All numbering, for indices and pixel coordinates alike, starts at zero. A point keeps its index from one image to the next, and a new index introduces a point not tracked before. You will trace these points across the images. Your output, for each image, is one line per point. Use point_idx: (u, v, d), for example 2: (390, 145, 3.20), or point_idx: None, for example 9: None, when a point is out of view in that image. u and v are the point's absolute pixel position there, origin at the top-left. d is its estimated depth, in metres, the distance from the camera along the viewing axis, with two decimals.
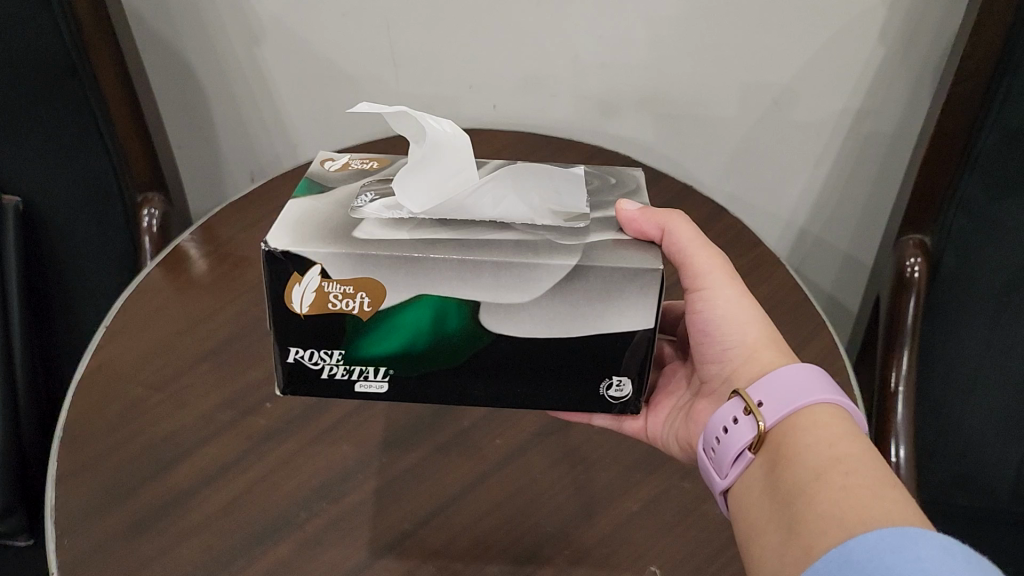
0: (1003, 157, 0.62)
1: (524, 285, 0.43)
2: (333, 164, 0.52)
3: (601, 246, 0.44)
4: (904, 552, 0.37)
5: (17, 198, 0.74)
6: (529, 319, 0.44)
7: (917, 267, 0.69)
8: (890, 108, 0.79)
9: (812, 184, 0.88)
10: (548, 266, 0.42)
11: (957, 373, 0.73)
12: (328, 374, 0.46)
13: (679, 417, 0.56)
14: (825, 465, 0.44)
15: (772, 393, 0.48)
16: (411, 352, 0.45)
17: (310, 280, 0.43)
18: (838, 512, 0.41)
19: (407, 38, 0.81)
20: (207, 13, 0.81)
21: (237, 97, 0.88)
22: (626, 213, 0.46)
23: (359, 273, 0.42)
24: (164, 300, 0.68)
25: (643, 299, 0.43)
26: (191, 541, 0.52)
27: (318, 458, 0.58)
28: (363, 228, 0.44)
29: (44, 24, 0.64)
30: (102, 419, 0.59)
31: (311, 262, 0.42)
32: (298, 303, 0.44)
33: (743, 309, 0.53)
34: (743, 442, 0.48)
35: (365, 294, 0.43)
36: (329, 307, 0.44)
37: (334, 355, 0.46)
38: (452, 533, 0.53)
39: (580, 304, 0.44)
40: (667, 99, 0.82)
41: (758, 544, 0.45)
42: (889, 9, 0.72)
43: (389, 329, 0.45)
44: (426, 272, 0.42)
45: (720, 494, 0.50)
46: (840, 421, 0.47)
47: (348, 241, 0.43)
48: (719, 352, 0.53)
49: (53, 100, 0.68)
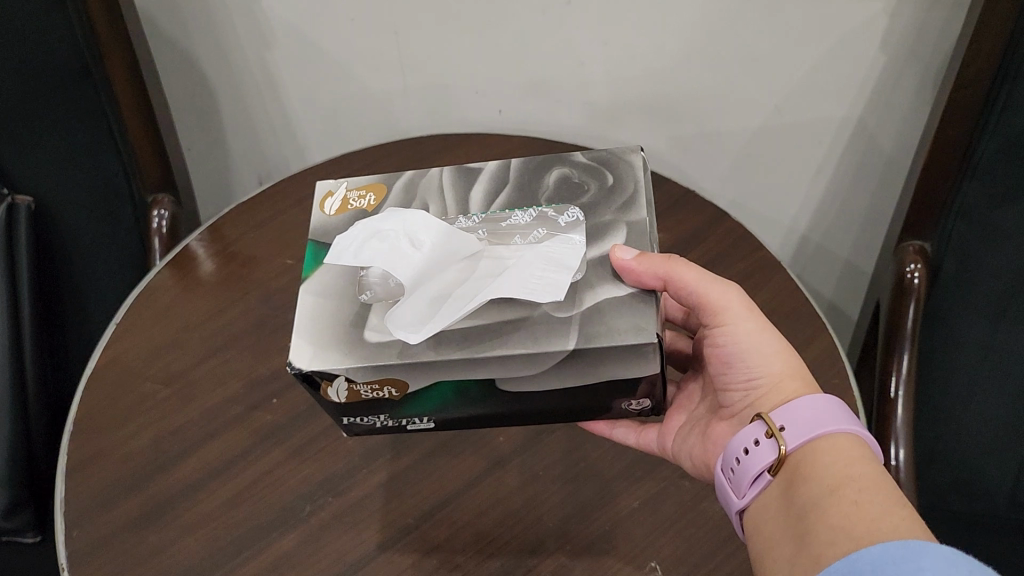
0: (1003, 163, 0.63)
1: (530, 365, 0.44)
2: (333, 201, 0.54)
3: (596, 313, 0.45)
4: (906, 563, 0.39)
5: (30, 198, 0.75)
6: (541, 381, 0.45)
7: (917, 274, 0.70)
8: (892, 116, 0.80)
9: (814, 191, 0.88)
10: (548, 353, 0.43)
11: (956, 377, 0.74)
12: (379, 424, 0.50)
13: (692, 433, 0.56)
14: (839, 481, 0.45)
15: (794, 418, 0.48)
16: (447, 406, 0.48)
17: (340, 383, 0.45)
18: (848, 526, 0.43)
19: (414, 43, 0.82)
20: (217, 16, 0.82)
21: (247, 100, 0.90)
22: (622, 262, 0.46)
23: (380, 375, 0.44)
24: (172, 298, 0.69)
25: (640, 362, 0.44)
26: (198, 533, 0.53)
27: (323, 452, 0.58)
28: (371, 329, 0.46)
29: (58, 25, 0.65)
30: (112, 413, 0.61)
31: (334, 375, 0.44)
32: (335, 395, 0.46)
33: (764, 337, 0.53)
34: (764, 463, 0.48)
35: (392, 386, 0.45)
36: (364, 396, 0.46)
37: (381, 416, 0.49)
38: (455, 528, 0.54)
39: (582, 370, 0.45)
40: (671, 104, 0.83)
41: (768, 551, 0.47)
42: (890, 19, 0.73)
43: (422, 400, 0.47)
44: (439, 368, 0.44)
45: (736, 513, 0.50)
46: (860, 448, 0.47)
47: (361, 348, 0.45)
48: (743, 383, 0.53)
49: (66, 101, 0.69)
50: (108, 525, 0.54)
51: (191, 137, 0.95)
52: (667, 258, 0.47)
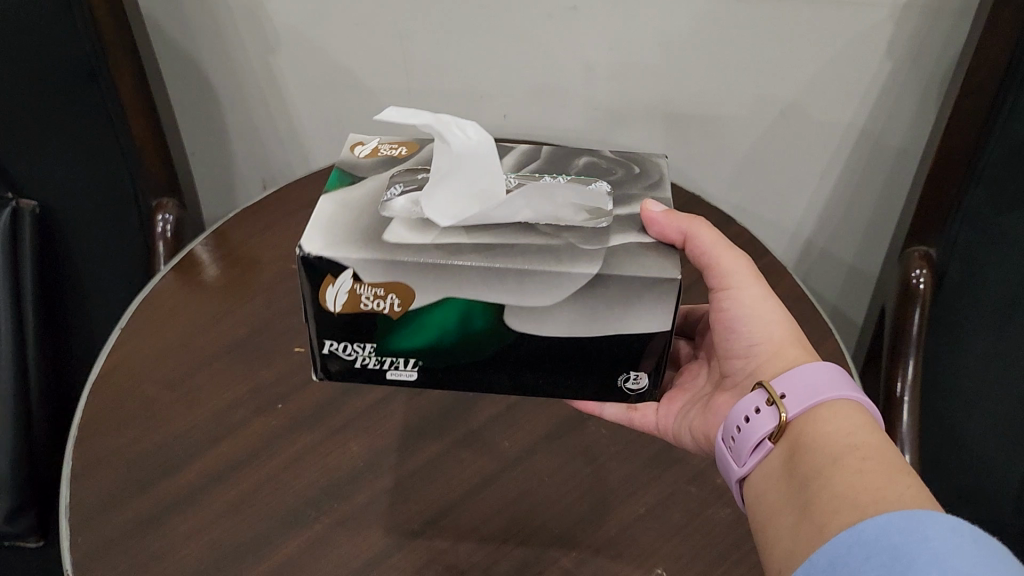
0: (1009, 172, 0.64)
1: (547, 291, 0.44)
2: (364, 148, 0.54)
3: (622, 251, 0.45)
4: (913, 532, 0.38)
5: (34, 202, 0.75)
6: (551, 320, 0.45)
7: (923, 279, 0.70)
8: (897, 124, 0.80)
9: (819, 196, 0.88)
10: (571, 275, 0.43)
11: (961, 384, 0.74)
12: (361, 363, 0.48)
13: (693, 408, 0.57)
14: (842, 451, 0.45)
15: (795, 385, 0.49)
16: (440, 347, 0.47)
17: (343, 281, 0.44)
18: (851, 492, 0.42)
19: (419, 49, 0.82)
20: (223, 21, 0.82)
21: (253, 105, 0.90)
22: (651, 214, 0.47)
23: (391, 278, 0.44)
24: (177, 303, 0.69)
25: (661, 304, 0.44)
26: (202, 539, 0.53)
27: (328, 457, 0.58)
28: (393, 229, 0.45)
29: (65, 30, 0.66)
30: (116, 417, 0.60)
31: (345, 266, 0.43)
32: (332, 302, 0.45)
33: (766, 304, 0.53)
34: (765, 431, 0.48)
35: (396, 297, 0.45)
36: (361, 307, 0.45)
37: (367, 347, 0.47)
38: (461, 534, 0.54)
39: (601, 307, 0.45)
40: (676, 109, 0.83)
41: (771, 526, 0.46)
42: (896, 25, 0.73)
43: (419, 327, 0.46)
44: (453, 278, 0.43)
45: (737, 482, 0.50)
46: (861, 415, 0.47)
47: (378, 245, 0.44)
48: (743, 348, 0.54)
49: (73, 105, 0.70)
50: (111, 530, 0.53)
51: (196, 142, 0.95)
52: (689, 219, 0.49)
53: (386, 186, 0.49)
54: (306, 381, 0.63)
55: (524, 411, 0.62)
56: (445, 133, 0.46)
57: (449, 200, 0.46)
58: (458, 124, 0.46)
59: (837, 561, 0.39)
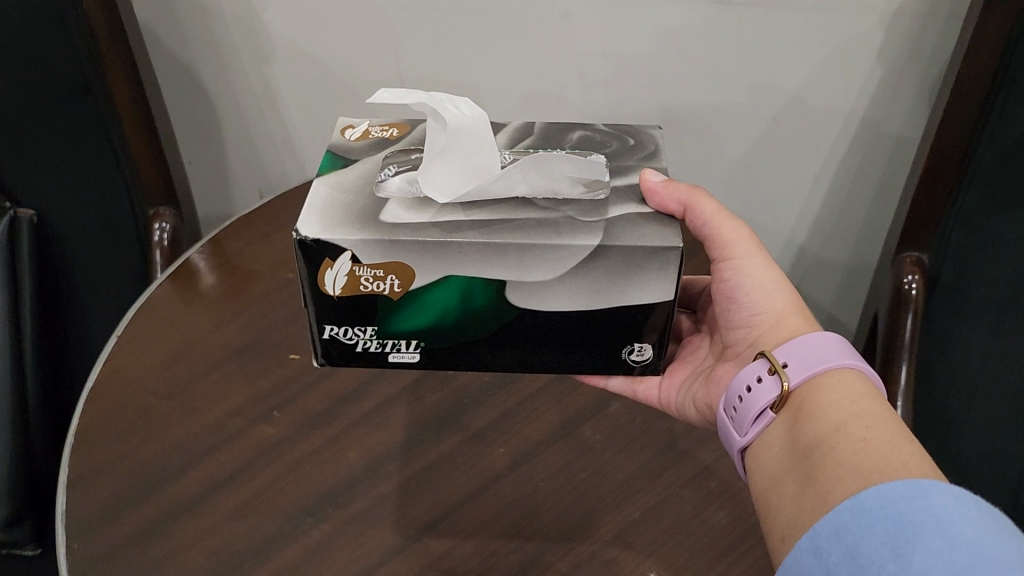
0: (998, 177, 0.64)
1: (548, 265, 0.44)
2: (354, 131, 0.54)
3: (622, 221, 0.45)
4: (917, 500, 0.38)
5: (32, 211, 0.75)
6: (553, 295, 0.46)
7: (915, 285, 0.71)
8: (888, 132, 0.81)
9: (812, 203, 0.89)
10: (571, 247, 0.43)
11: (955, 388, 0.74)
12: (362, 347, 0.49)
13: (696, 381, 0.58)
14: (847, 418, 0.45)
15: (797, 354, 0.49)
16: (441, 325, 0.47)
17: (342, 264, 0.44)
18: (857, 460, 0.42)
19: (413, 58, 0.83)
20: (219, 31, 0.83)
21: (249, 116, 0.90)
22: (650, 185, 0.48)
23: (389, 258, 0.44)
24: (174, 312, 0.69)
25: (663, 273, 0.45)
26: (201, 545, 0.53)
27: (325, 464, 0.58)
28: (389, 211, 0.46)
29: (60, 40, 0.66)
30: (115, 424, 0.61)
31: (342, 249, 0.44)
32: (331, 284, 0.45)
33: (769, 275, 0.55)
34: (767, 399, 0.48)
35: (395, 277, 0.45)
36: (361, 289, 0.45)
37: (368, 330, 0.48)
38: (457, 539, 0.54)
39: (604, 280, 0.45)
40: (669, 117, 0.84)
41: (774, 493, 0.46)
42: (886, 31, 0.74)
43: (419, 308, 0.46)
44: (452, 255, 0.44)
45: (738, 452, 0.51)
46: (864, 382, 0.47)
47: (376, 225, 0.44)
48: (747, 318, 0.55)
49: (70, 115, 0.70)
50: (111, 536, 0.54)
51: (192, 152, 0.95)
52: (691, 189, 0.50)
53: (380, 167, 0.50)
54: (302, 389, 0.63)
55: (518, 417, 0.62)
56: (439, 108, 0.50)
57: (450, 167, 0.48)
58: (450, 106, 0.51)
59: (841, 529, 0.39)
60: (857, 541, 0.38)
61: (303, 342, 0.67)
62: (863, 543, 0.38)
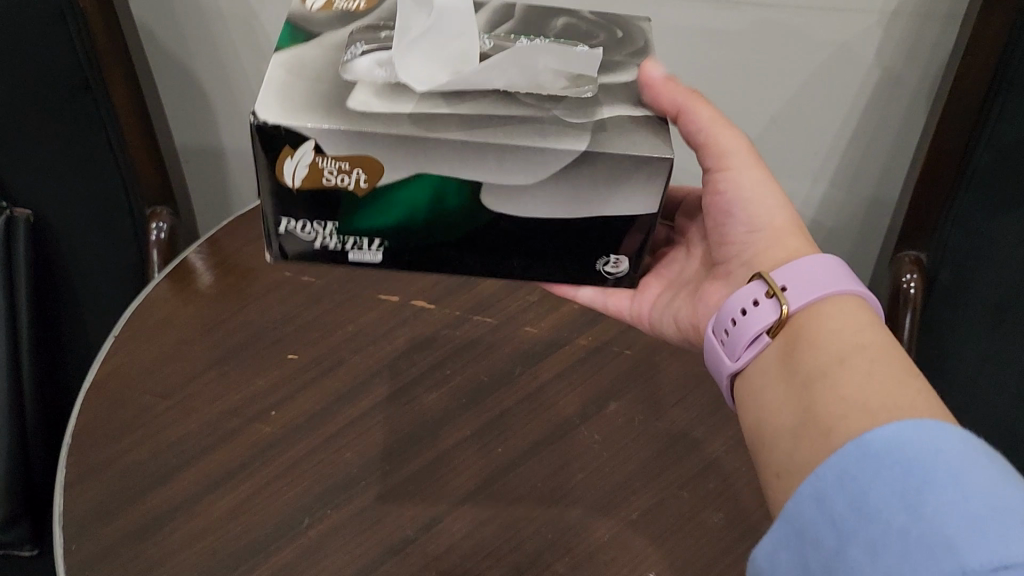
0: (996, 177, 0.65)
1: (528, 169, 0.44)
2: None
3: (609, 125, 0.46)
4: (923, 445, 0.37)
5: (28, 211, 0.75)
6: (535, 197, 0.46)
7: (914, 284, 0.70)
8: (886, 132, 0.81)
9: (811, 203, 0.89)
10: (554, 151, 0.44)
11: (952, 387, 0.74)
12: (320, 244, 0.49)
13: (677, 299, 0.59)
14: (847, 352, 0.45)
15: (795, 279, 0.49)
16: (405, 223, 0.48)
17: (303, 154, 0.44)
18: (860, 397, 0.42)
19: None
20: (218, 31, 0.83)
21: (247, 115, 0.90)
22: (650, 78, 0.49)
23: (357, 152, 0.44)
24: (172, 311, 0.69)
25: (650, 182, 0.46)
26: (198, 546, 0.53)
27: (322, 464, 0.58)
28: (355, 98, 0.45)
29: (58, 38, 0.66)
30: (111, 423, 0.61)
31: (305, 138, 0.43)
32: (289, 175, 0.45)
33: (766, 188, 0.55)
34: (764, 324, 0.48)
35: (361, 171, 0.45)
36: (323, 182, 0.45)
37: (327, 227, 0.48)
38: (455, 540, 0.54)
39: (587, 186, 0.46)
40: (667, 117, 0.84)
41: (772, 427, 0.46)
42: (885, 31, 0.74)
43: (385, 204, 0.46)
44: (426, 151, 0.44)
45: (727, 376, 0.51)
46: (867, 315, 0.47)
47: (342, 113, 0.44)
48: (743, 233, 0.55)
49: (67, 114, 0.70)
50: (108, 537, 0.54)
51: (189, 151, 0.95)
52: (689, 92, 0.51)
53: (347, 44, 0.49)
54: (301, 387, 0.63)
55: (517, 415, 0.62)
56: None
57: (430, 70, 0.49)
58: None
59: (846, 476, 0.38)
60: (864, 489, 0.37)
61: (301, 341, 0.66)
62: (871, 492, 0.37)
